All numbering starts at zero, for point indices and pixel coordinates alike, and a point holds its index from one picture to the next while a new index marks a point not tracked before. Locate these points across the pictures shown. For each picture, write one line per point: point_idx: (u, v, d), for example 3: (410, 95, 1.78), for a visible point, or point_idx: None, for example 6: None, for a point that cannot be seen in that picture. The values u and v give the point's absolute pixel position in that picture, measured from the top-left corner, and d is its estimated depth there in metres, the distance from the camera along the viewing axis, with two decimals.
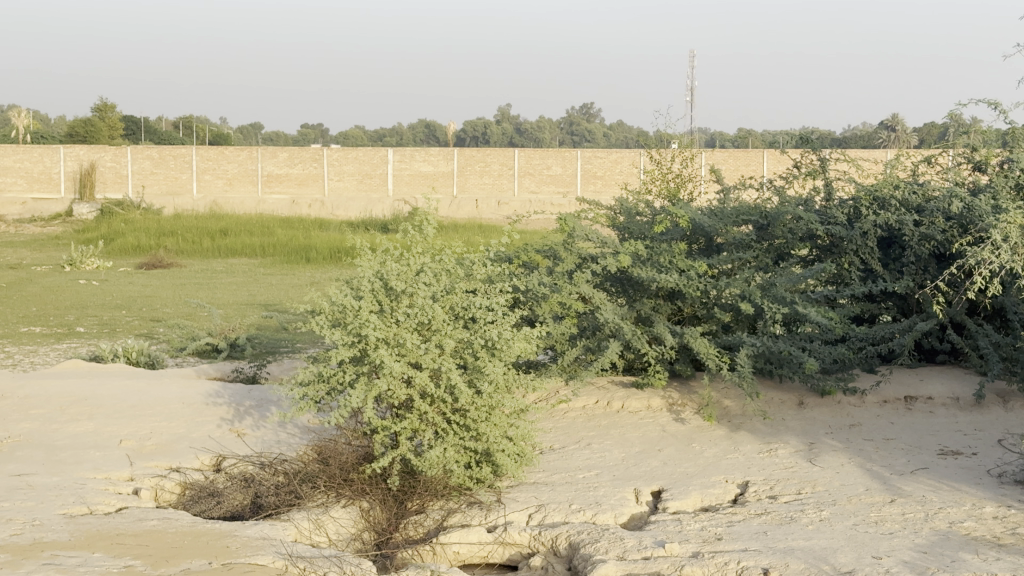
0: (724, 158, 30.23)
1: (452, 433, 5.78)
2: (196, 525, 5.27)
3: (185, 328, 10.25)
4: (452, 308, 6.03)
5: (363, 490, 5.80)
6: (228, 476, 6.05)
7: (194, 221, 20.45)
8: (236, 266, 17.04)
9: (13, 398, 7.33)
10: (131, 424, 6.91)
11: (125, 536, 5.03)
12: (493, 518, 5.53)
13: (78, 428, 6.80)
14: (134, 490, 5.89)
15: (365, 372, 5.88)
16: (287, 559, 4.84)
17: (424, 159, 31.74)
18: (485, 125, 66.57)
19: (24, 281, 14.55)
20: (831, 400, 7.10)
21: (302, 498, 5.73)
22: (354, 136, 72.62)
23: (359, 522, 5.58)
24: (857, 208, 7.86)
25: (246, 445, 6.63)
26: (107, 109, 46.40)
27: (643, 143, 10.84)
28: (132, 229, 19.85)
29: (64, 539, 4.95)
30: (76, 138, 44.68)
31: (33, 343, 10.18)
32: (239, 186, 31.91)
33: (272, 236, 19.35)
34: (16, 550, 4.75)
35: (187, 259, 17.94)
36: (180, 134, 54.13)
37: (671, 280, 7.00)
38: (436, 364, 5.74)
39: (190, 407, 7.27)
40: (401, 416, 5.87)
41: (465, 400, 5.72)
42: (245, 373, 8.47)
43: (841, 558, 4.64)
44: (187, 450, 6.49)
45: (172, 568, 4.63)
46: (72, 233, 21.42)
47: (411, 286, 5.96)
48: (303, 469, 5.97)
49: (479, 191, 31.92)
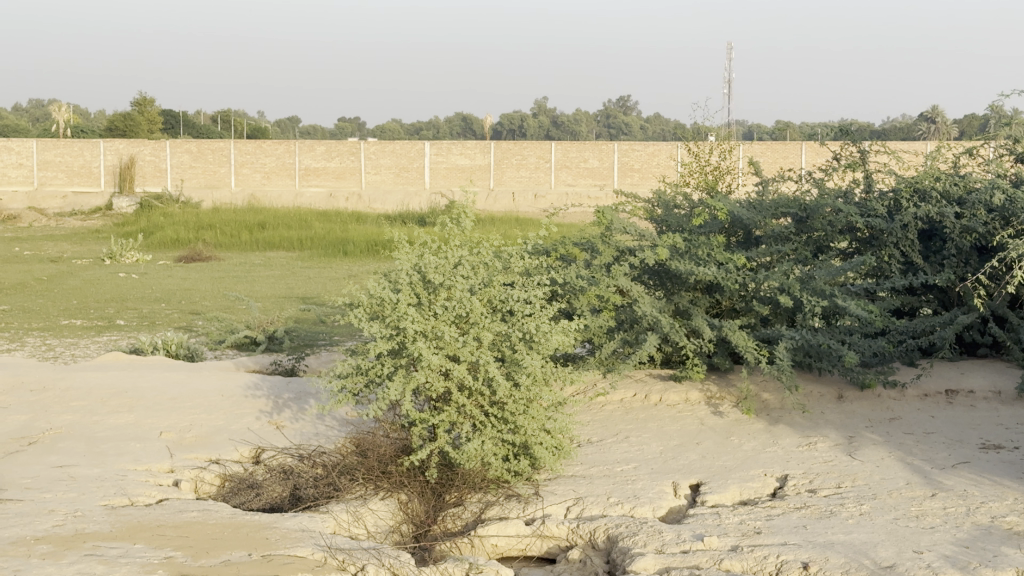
0: (762, 151, 30.10)
1: (489, 426, 5.78)
2: (235, 516, 5.31)
3: (224, 321, 10.32)
4: (490, 300, 6.03)
5: (401, 482, 5.81)
6: (267, 469, 6.08)
7: (233, 214, 20.54)
8: (274, 259, 17.12)
9: (55, 389, 7.40)
10: (171, 416, 6.96)
11: (166, 528, 5.07)
12: (531, 511, 5.52)
13: (118, 420, 6.85)
14: (174, 482, 5.94)
15: (403, 365, 5.90)
16: (326, 550, 4.86)
17: (461, 152, 31.73)
18: (522, 118, 66.55)
19: (65, 274, 14.66)
20: (871, 393, 7.06)
21: (340, 490, 5.75)
22: (390, 130, 72.69)
23: (397, 514, 5.60)
24: (897, 201, 7.81)
25: (284, 437, 6.66)
26: (147, 104, 46.73)
27: (680, 136, 10.78)
28: (171, 223, 19.96)
29: (105, 530, 4.99)
30: (116, 132, 45.01)
31: (74, 335, 10.28)
32: (277, 179, 32.01)
33: (310, 229, 19.43)
34: (57, 541, 4.79)
35: (225, 252, 18.03)
36: (220, 128, 54.45)
37: (709, 272, 6.99)
38: (473, 357, 5.74)
39: (228, 399, 7.31)
40: (439, 409, 5.88)
41: (503, 393, 5.73)
42: (283, 366, 8.51)
43: (882, 553, 4.61)
44: (225, 441, 6.53)
45: (212, 559, 4.66)
46: (112, 226, 21.51)
47: (449, 279, 5.97)
48: (341, 462, 5.99)
49: (516, 184, 31.89)
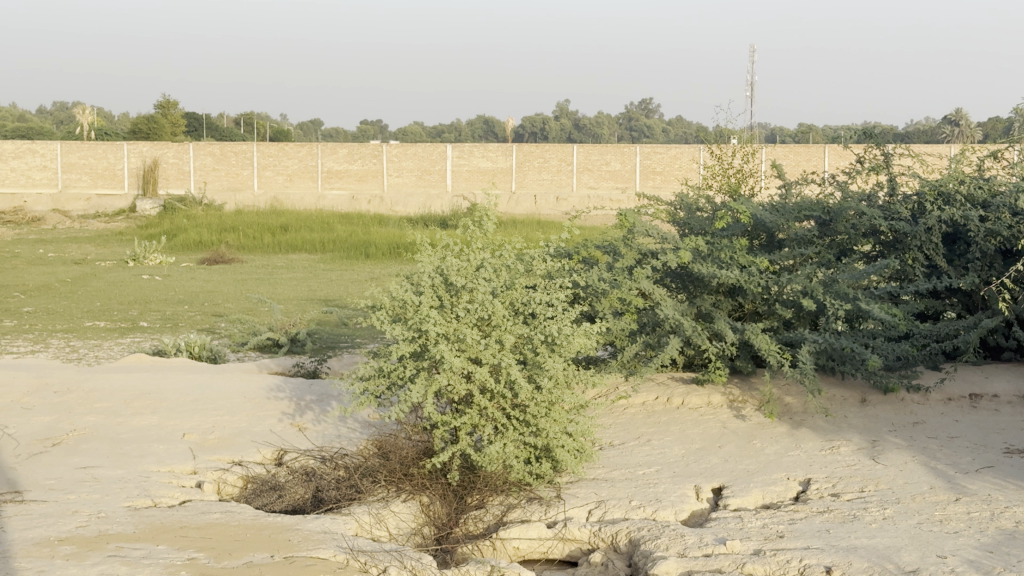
0: (785, 153, 30.01)
1: (511, 428, 5.78)
2: (258, 518, 5.32)
3: (246, 323, 10.35)
4: (512, 303, 6.03)
5: (423, 485, 5.82)
6: (289, 470, 6.10)
7: (256, 217, 20.59)
8: (296, 261, 17.15)
9: (79, 391, 7.43)
10: (194, 417, 6.98)
11: (189, 529, 5.08)
12: (553, 514, 5.52)
13: (141, 422, 6.88)
14: (197, 483, 5.96)
15: (425, 367, 5.90)
16: (348, 552, 4.87)
17: (483, 155, 31.74)
18: (544, 121, 66.53)
19: (89, 277, 14.72)
20: (894, 397, 7.02)
21: (362, 492, 5.76)
22: (412, 132, 72.76)
23: (419, 517, 5.60)
24: (921, 204, 7.77)
25: (306, 439, 6.67)
26: (170, 107, 46.93)
27: (703, 139, 10.76)
28: (194, 225, 20.03)
29: (129, 531, 5.01)
30: (139, 135, 45.20)
31: (98, 337, 10.33)
32: (300, 182, 32.08)
33: (332, 231, 19.46)
34: (81, 542, 4.81)
35: (248, 255, 18.08)
36: (242, 131, 54.60)
37: (732, 275, 6.97)
38: (495, 360, 5.74)
39: (251, 401, 7.32)
40: (460, 411, 5.88)
41: (525, 396, 5.72)
42: (306, 367, 8.53)
43: (906, 557, 4.59)
44: (248, 443, 6.55)
45: (235, 560, 4.67)
46: (135, 229, 21.60)
47: (471, 281, 5.97)
48: (363, 464, 6.01)
49: (538, 187, 31.89)
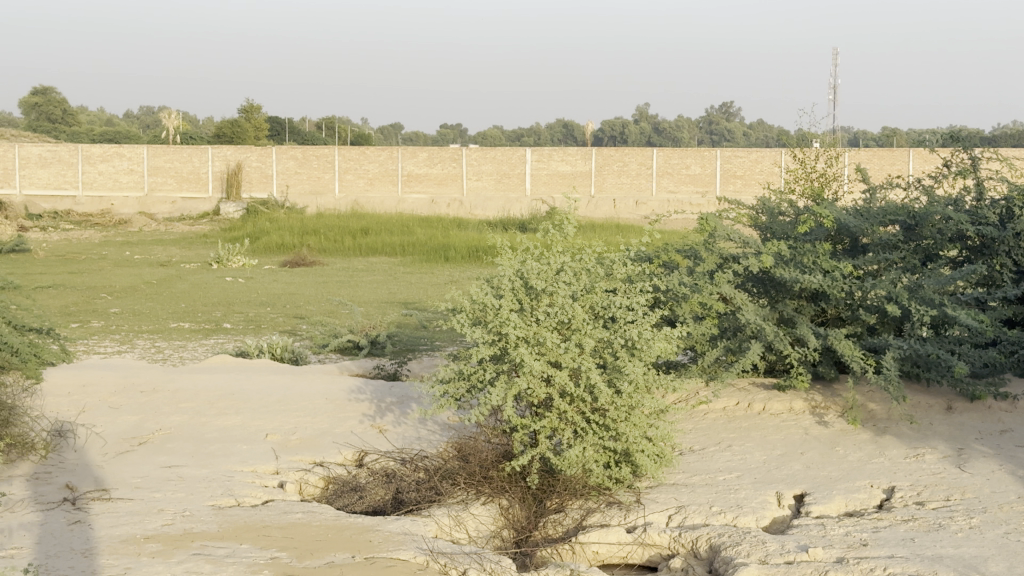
0: (869, 157, 29.65)
1: (591, 432, 5.78)
2: (339, 518, 5.37)
3: (327, 326, 10.45)
4: (592, 307, 6.02)
5: (503, 488, 5.84)
6: (370, 472, 6.14)
7: (337, 220, 20.78)
8: (376, 264, 17.28)
9: (165, 391, 7.55)
10: (277, 418, 7.05)
11: (271, 529, 5.13)
12: (632, 518, 5.50)
13: (225, 422, 6.97)
14: (280, 483, 6.03)
15: (505, 371, 5.92)
16: (429, 554, 4.89)
17: (563, 159, 31.73)
18: (623, 125, 66.38)
19: (173, 278, 14.96)
20: (981, 404, 6.91)
21: (442, 494, 5.80)
22: (492, 137, 72.96)
23: (499, 519, 5.62)
24: (1009, 208, 7.64)
25: (387, 441, 6.71)
26: (254, 111, 47.53)
27: (785, 143, 10.67)
28: (276, 228, 20.25)
29: (212, 529, 5.07)
30: (224, 139, 45.82)
31: (182, 337, 10.48)
32: (380, 185, 32.30)
33: (412, 235, 19.58)
34: (167, 540, 4.89)
35: (329, 258, 18.25)
36: (324, 134, 55.11)
37: (814, 280, 6.91)
38: (576, 364, 5.74)
39: (333, 403, 7.39)
40: (540, 415, 5.89)
41: (605, 400, 5.71)
42: (386, 370, 8.58)
43: (992, 568, 4.52)
44: (330, 444, 6.60)
45: (317, 560, 4.72)
46: (218, 231, 21.89)
47: (551, 285, 5.97)
48: (443, 466, 6.04)
49: (618, 191, 31.82)
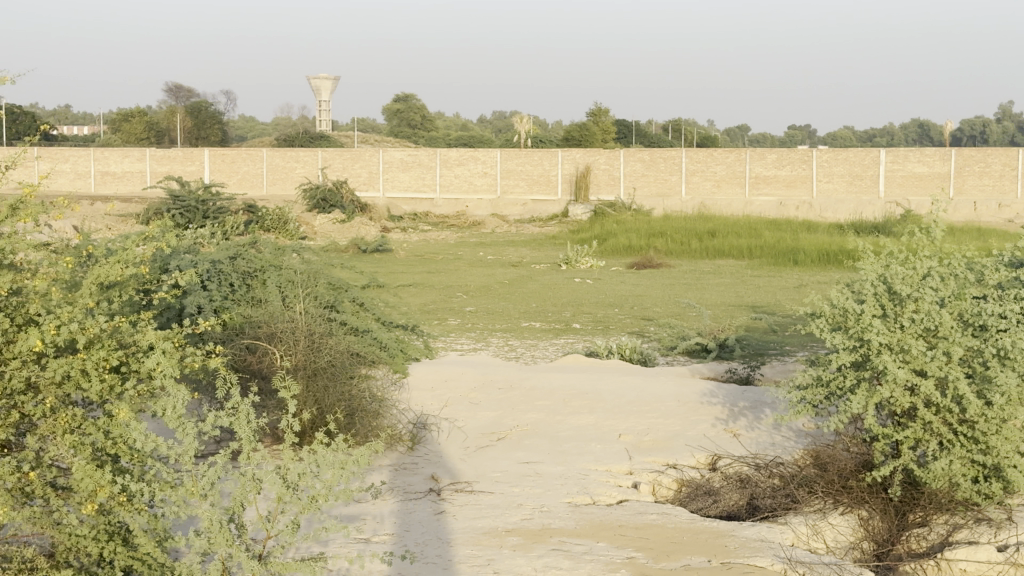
0: None
1: (959, 445, 5.49)
2: (695, 521, 5.35)
3: (676, 329, 10.46)
4: (961, 314, 5.75)
5: (862, 499, 5.67)
6: (723, 476, 6.09)
7: (684, 222, 20.77)
8: (724, 267, 17.16)
9: (521, 388, 7.75)
10: (630, 419, 7.11)
11: (626, 528, 5.18)
12: (1003, 537, 5.23)
13: (580, 421, 7.09)
14: (634, 483, 6.07)
15: (866, 378, 5.74)
16: (786, 563, 4.77)
17: (918, 159, 30.55)
18: (981, 124, 63.32)
19: (526, 278, 15.36)
20: None
21: (798, 502, 5.68)
22: (839, 138, 71.18)
23: (857, 531, 5.46)
24: None
25: (741, 445, 6.64)
26: (600, 114, 48.19)
27: None
28: (623, 230, 20.45)
29: (570, 526, 5.17)
30: (571, 142, 46.66)
31: (535, 337, 10.74)
32: (726, 187, 32.07)
33: (760, 237, 19.33)
34: (527, 534, 5.02)
35: (676, 260, 18.26)
36: (668, 137, 55.26)
37: None
38: (942, 373, 5.48)
39: (685, 406, 7.37)
40: (903, 425, 5.67)
41: (975, 412, 5.41)
42: (738, 374, 8.50)
43: None
44: (682, 447, 6.60)
45: (673, 562, 4.72)
46: (567, 233, 22.31)
47: (917, 290, 5.73)
48: (799, 473, 5.94)
49: (977, 193, 30.36)
